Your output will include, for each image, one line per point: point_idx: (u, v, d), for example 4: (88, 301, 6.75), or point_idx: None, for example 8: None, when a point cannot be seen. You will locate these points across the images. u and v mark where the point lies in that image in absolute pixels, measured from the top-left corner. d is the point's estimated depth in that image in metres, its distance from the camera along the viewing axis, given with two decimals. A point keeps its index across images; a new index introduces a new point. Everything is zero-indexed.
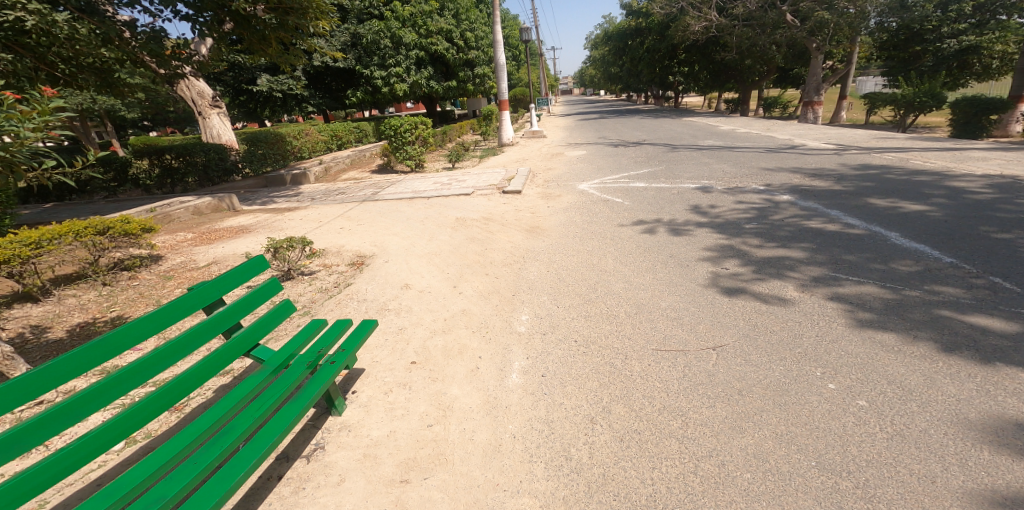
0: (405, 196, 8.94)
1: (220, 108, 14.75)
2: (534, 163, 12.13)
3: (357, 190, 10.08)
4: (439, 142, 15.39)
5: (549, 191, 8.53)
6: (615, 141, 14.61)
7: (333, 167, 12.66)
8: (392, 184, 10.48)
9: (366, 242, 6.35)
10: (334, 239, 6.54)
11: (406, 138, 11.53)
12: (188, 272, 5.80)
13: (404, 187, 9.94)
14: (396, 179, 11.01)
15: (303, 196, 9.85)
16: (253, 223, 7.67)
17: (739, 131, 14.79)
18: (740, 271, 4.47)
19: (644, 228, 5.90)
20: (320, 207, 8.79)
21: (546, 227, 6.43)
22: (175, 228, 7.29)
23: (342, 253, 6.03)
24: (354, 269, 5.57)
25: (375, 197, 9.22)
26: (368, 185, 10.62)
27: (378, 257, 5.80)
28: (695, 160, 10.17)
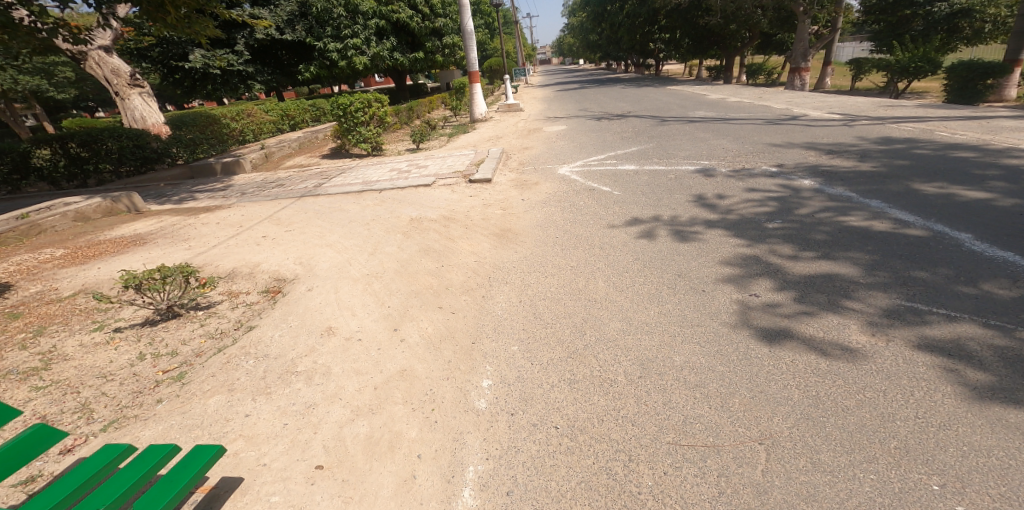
0: (352, 188, 7.44)
1: (142, 88, 12.70)
2: (506, 142, 10.61)
3: (298, 181, 8.49)
4: (400, 119, 13.61)
5: (523, 178, 7.13)
6: (598, 114, 13.20)
7: (275, 152, 10.90)
8: (340, 171, 8.91)
9: (289, 255, 4.94)
10: (251, 252, 5.12)
11: (357, 118, 9.86)
12: (40, 309, 4.38)
13: (354, 175, 8.40)
14: (347, 165, 9.41)
15: (232, 188, 8.27)
16: (152, 230, 6.12)
17: (732, 100, 13.50)
18: (777, 299, 3.28)
19: (639, 231, 4.66)
20: (247, 204, 7.25)
21: (518, 231, 5.12)
22: (45, 243, 5.72)
23: (253, 275, 4.63)
24: (264, 300, 4.23)
25: (318, 189, 7.69)
26: (312, 173, 9.02)
27: (300, 281, 4.44)
28: (689, 134, 8.84)
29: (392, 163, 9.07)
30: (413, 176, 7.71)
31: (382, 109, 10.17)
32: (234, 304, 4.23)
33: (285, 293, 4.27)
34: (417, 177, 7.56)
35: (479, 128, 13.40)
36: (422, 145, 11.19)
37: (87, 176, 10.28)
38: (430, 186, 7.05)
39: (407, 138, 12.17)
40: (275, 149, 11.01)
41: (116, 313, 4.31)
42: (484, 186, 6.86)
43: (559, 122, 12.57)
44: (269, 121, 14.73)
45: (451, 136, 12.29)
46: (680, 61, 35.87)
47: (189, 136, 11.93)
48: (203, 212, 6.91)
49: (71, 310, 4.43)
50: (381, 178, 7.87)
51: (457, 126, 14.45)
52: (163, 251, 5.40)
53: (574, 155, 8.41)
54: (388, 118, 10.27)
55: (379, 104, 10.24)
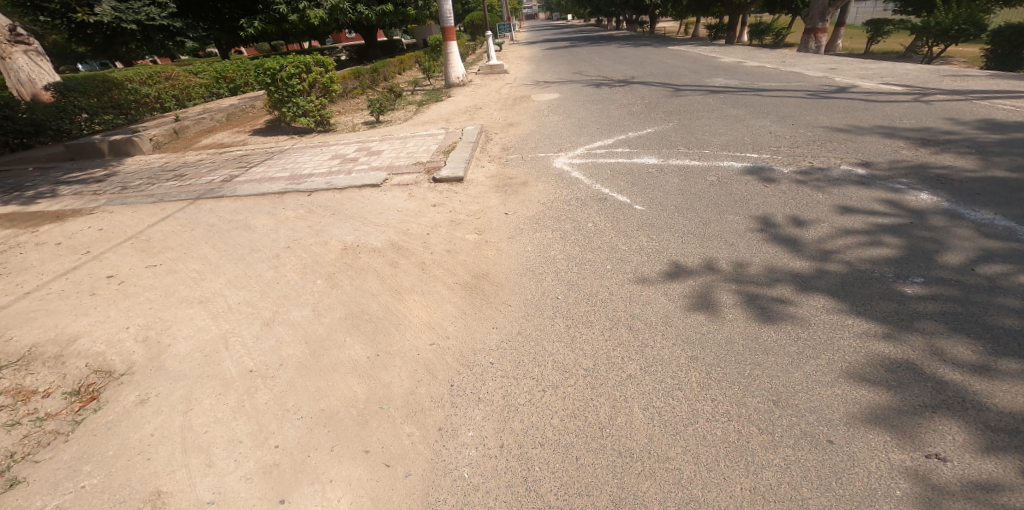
0: (274, 185, 5.47)
1: (30, 47, 10.26)
2: (484, 114, 8.60)
3: (208, 171, 6.43)
4: (358, 84, 11.40)
5: (505, 174, 5.28)
6: (597, 78, 11.15)
7: (190, 127, 8.92)
8: (267, 156, 6.87)
9: (133, 321, 3.08)
10: (80, 308, 3.23)
11: (293, 85, 7.71)
12: None
13: (282, 163, 6.37)
14: (279, 147, 7.35)
15: (113, 184, 6.35)
16: None
17: (754, 64, 11.54)
18: (995, 475, 1.71)
19: (689, 292, 3.01)
20: (116, 209, 5.30)
21: (498, 278, 3.38)
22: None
23: (59, 361, 2.79)
24: (63, 415, 2.48)
25: (228, 185, 5.69)
26: (230, 158, 6.99)
27: (134, 380, 2.66)
28: (713, 109, 7.00)
29: (337, 145, 7.04)
30: (360, 167, 5.77)
31: (327, 75, 8.06)
32: (9, 420, 2.44)
33: (103, 404, 2.52)
34: (365, 170, 5.63)
35: (454, 94, 11.20)
36: (381, 118, 9.07)
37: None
38: (380, 185, 5.16)
39: (365, 109, 9.99)
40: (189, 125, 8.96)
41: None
42: (453, 186, 4.99)
43: (550, 89, 10.48)
44: (198, 85, 12.28)
45: (418, 105, 10.12)
46: (678, 17, 32.99)
47: (80, 105, 9.61)
48: (51, 221, 5.01)
49: None
50: (317, 169, 5.89)
51: (428, 91, 12.18)
52: None
53: (571, 136, 6.52)
54: (336, 86, 8.18)
55: (323, 68, 8.11)
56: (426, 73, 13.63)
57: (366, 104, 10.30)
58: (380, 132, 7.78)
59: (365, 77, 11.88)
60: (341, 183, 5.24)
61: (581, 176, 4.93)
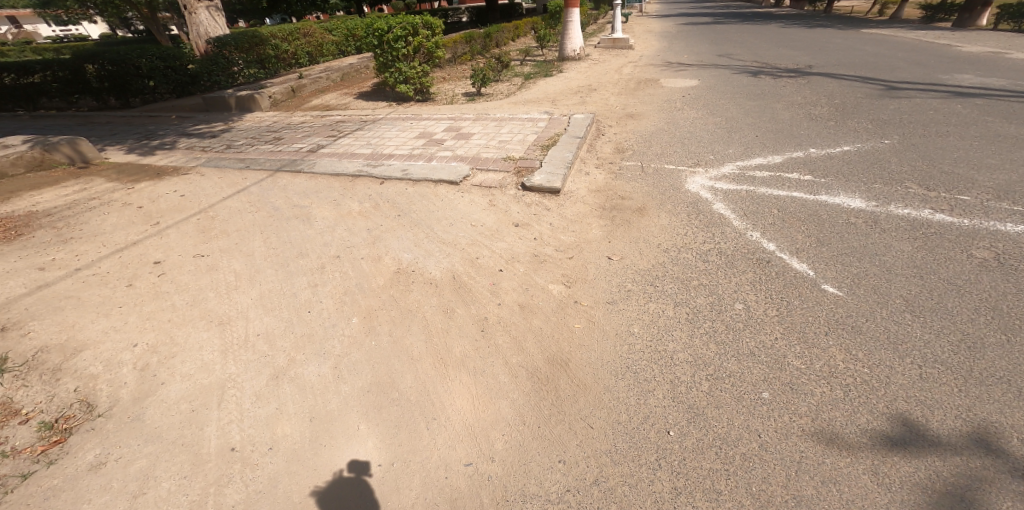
0: (352, 164, 4.75)
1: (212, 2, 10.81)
2: (600, 97, 7.24)
3: (300, 135, 5.98)
4: (469, 50, 10.62)
5: (616, 191, 4.08)
6: (751, 63, 8.98)
7: (306, 85, 8.60)
8: (360, 125, 6.29)
9: (142, 337, 2.47)
10: (106, 303, 2.72)
11: (397, 48, 7.07)
12: None
13: (369, 138, 5.69)
14: (375, 115, 6.79)
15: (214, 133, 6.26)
16: (50, 213, 3.92)
17: (1005, 59, 8.27)
18: None
19: (928, 483, 1.66)
20: (207, 172, 4.85)
21: (578, 372, 2.40)
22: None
23: (53, 374, 2.21)
24: (23, 454, 1.87)
25: (311, 157, 5.09)
26: (325, 124, 6.52)
27: (109, 433, 1.98)
28: (965, 123, 4.84)
29: (427, 122, 6.23)
30: (442, 154, 4.87)
31: (433, 39, 7.26)
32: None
33: (65, 455, 1.87)
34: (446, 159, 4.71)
35: (568, 70, 9.85)
36: (482, 90, 8.10)
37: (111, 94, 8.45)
38: (459, 181, 4.21)
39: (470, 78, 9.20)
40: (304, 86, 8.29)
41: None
42: (545, 199, 3.91)
43: (686, 72, 8.64)
44: (331, 42, 12.38)
45: (526, 79, 8.96)
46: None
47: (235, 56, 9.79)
48: (150, 179, 4.70)
49: None
50: (398, 150, 5.11)
51: (539, 63, 10.93)
52: (23, 264, 3.15)
53: (723, 141, 4.99)
54: (442, 53, 7.37)
55: (430, 31, 7.33)
56: (540, 43, 12.28)
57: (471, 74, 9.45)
58: (476, 109, 6.84)
59: (475, 42, 11.00)
60: (417, 175, 4.35)
61: (743, 211, 3.63)
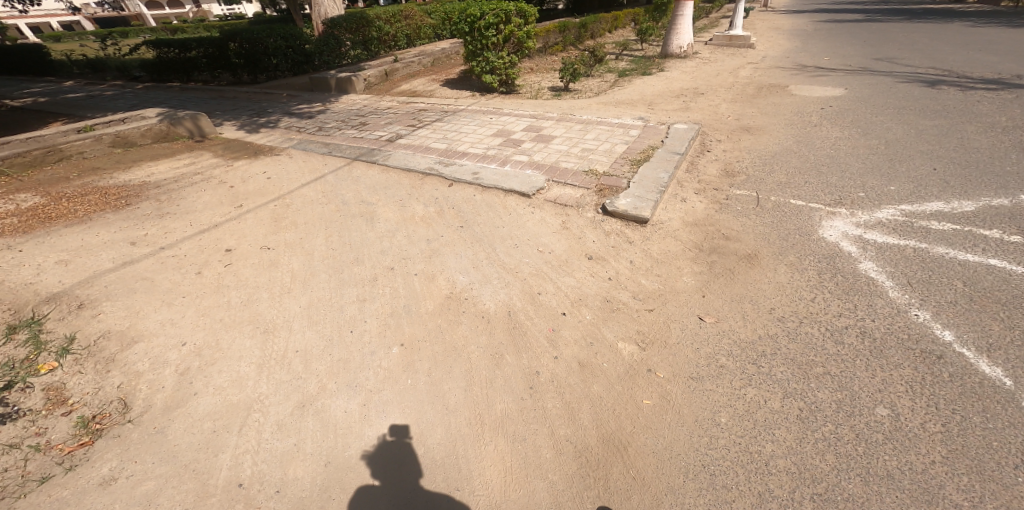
0: (425, 159, 4.31)
1: None
2: (713, 102, 6.28)
3: (381, 118, 5.67)
4: (562, 41, 10.02)
5: (719, 229, 3.41)
6: (919, 71, 7.25)
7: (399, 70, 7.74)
8: (440, 114, 5.63)
9: (192, 334, 2.43)
10: (172, 291, 2.74)
11: (487, 37, 6.59)
12: None
13: (446, 126, 5.16)
14: (456, 103, 6.11)
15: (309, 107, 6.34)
16: (159, 184, 4.15)
17: None
18: None
19: None
20: (294, 154, 4.79)
21: (638, 466, 1.89)
22: (19, 185, 3.83)
23: (106, 363, 2.23)
24: (52, 452, 1.83)
25: (388, 146, 4.74)
26: (406, 111, 5.87)
27: (133, 442, 1.91)
28: None
29: (506, 113, 5.62)
30: (519, 157, 4.27)
31: (525, 29, 6.66)
32: (12, 438, 1.88)
33: (84, 462, 1.81)
34: (522, 164, 4.12)
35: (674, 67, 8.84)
36: (572, 86, 7.41)
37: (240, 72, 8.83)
38: (532, 195, 3.67)
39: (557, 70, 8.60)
40: (400, 67, 7.83)
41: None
42: (626, 230, 3.36)
43: (825, 78, 7.24)
44: (428, 25, 12.26)
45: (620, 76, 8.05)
46: None
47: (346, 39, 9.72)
48: (247, 157, 4.74)
49: None
50: (475, 145, 4.57)
51: (638, 59, 9.77)
52: (122, 235, 3.33)
53: (886, 173, 3.93)
54: (532, 44, 6.78)
55: (523, 20, 6.72)
56: (641, 37, 10.89)
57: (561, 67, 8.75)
58: (562, 104, 6.10)
59: (569, 32, 10.40)
60: (489, 182, 3.84)
61: (910, 278, 2.76)
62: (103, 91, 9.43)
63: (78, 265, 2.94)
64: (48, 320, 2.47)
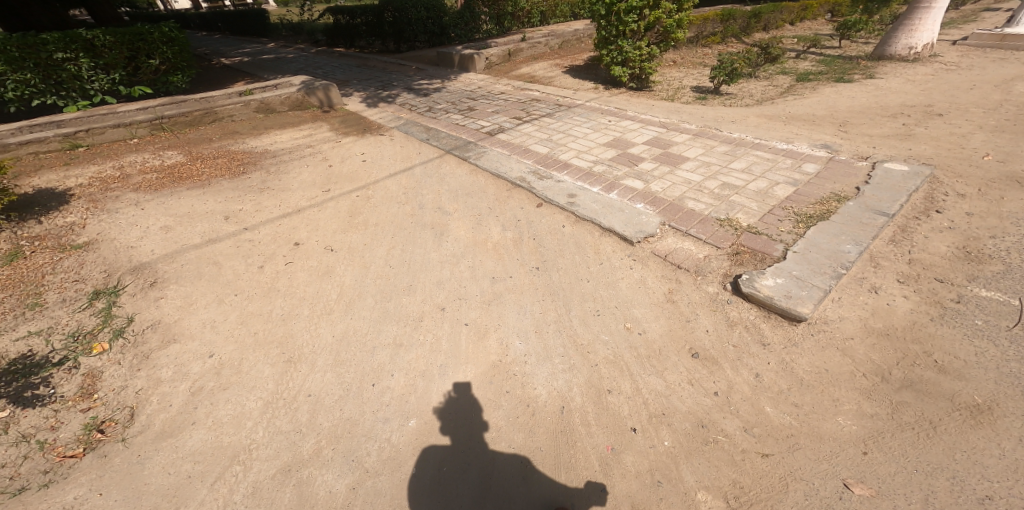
0: (519, 165, 3.65)
1: None
2: (953, 126, 4.29)
3: (490, 105, 5.13)
4: (726, 29, 8.19)
5: (933, 352, 2.13)
6: None
7: (521, 51, 6.88)
8: (554, 108, 4.85)
9: (222, 346, 2.36)
10: (224, 287, 2.67)
11: (624, 23, 5.22)
12: (58, 222, 3.22)
13: (555, 124, 4.39)
14: (574, 96, 5.22)
15: (429, 84, 6.09)
16: (276, 154, 4.24)
17: None
18: None
19: None
20: (397, 136, 4.57)
21: None
22: (173, 142, 4.27)
23: (140, 360, 2.27)
24: (42, 458, 1.85)
25: (485, 140, 4.18)
26: (518, 98, 5.27)
27: (111, 468, 1.83)
28: None
29: (632, 116, 4.61)
30: (629, 182, 3.38)
31: (676, 16, 5.23)
32: (30, 427, 1.96)
33: (59, 481, 1.78)
34: (632, 193, 3.25)
35: (890, 68, 6.49)
36: (726, 88, 5.88)
37: (387, 40, 8.77)
38: (635, 241, 2.85)
39: (711, 63, 6.99)
40: (526, 48, 6.98)
41: (80, 233, 3.16)
42: (760, 326, 2.37)
43: None
44: None
45: (799, 80, 6.07)
46: None
47: (484, 11, 8.87)
48: (356, 133, 4.66)
49: (64, 234, 3.15)
50: (582, 156, 3.75)
51: (829, 58, 7.20)
52: (219, 205, 3.42)
53: None
54: (682, 36, 5.31)
55: (676, 4, 5.27)
56: (841, 33, 7.97)
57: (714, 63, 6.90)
58: (705, 112, 4.79)
59: (733, 22, 8.33)
60: (583, 210, 3.09)
61: None
62: (279, 49, 10.60)
63: (170, 235, 3.08)
64: (124, 294, 2.65)
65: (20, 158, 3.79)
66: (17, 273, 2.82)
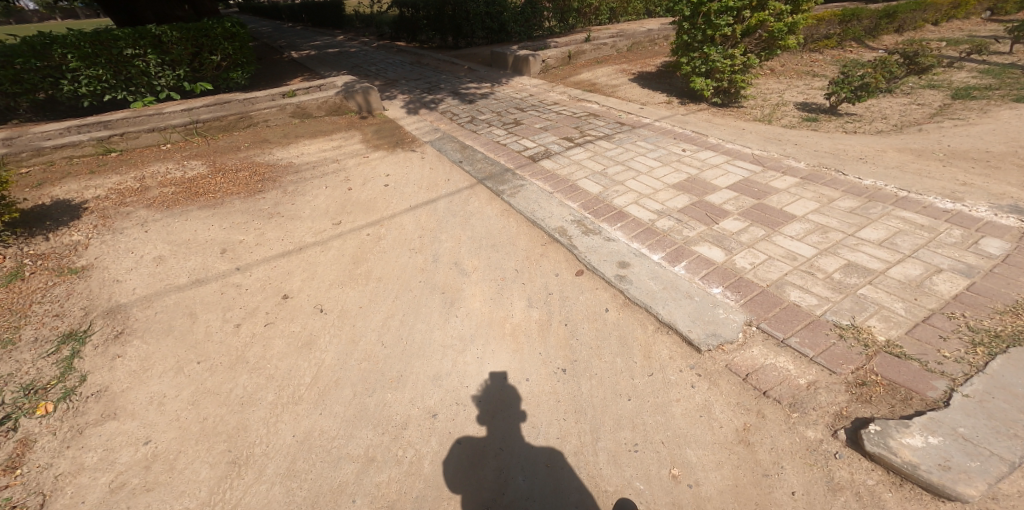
0: (561, 210, 2.98)
1: None
2: None
3: (538, 118, 4.40)
4: (849, 29, 6.69)
5: None
6: None
7: (585, 53, 6.05)
8: (616, 126, 4.04)
9: (162, 431, 2.00)
10: (196, 352, 2.36)
11: (712, 26, 4.22)
12: (64, 240, 3.05)
13: (614, 150, 3.59)
14: (644, 112, 4.33)
15: (479, 88, 5.47)
16: (298, 169, 3.87)
17: None
18: None
19: None
20: (429, 152, 4.02)
21: None
22: (201, 150, 4.05)
23: (71, 435, 1.97)
24: None
25: (526, 167, 3.50)
26: (576, 110, 4.49)
27: None
28: None
29: (715, 144, 3.67)
30: (702, 250, 2.62)
31: (786, 19, 4.16)
32: None
33: None
34: (707, 269, 2.51)
35: None
36: (846, 106, 4.65)
37: (446, 34, 8.25)
38: (703, 350, 2.11)
39: (825, 72, 5.67)
40: (589, 49, 6.10)
41: (81, 255, 2.97)
42: (879, 493, 1.52)
43: None
44: None
45: (954, 98, 4.65)
46: None
47: (547, 6, 8.09)
48: (386, 147, 4.17)
49: (66, 254, 2.98)
50: (643, 203, 2.99)
51: (998, 69, 5.52)
52: (223, 233, 3.11)
53: None
54: (792, 44, 4.24)
55: (790, 5, 4.20)
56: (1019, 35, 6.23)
57: (829, 73, 5.58)
58: (818, 142, 3.71)
59: (858, 22, 6.78)
60: (635, 291, 2.42)
61: None
62: (344, 42, 10.53)
63: (155, 270, 2.79)
64: (91, 343, 2.39)
65: (54, 162, 3.75)
66: (9, 299, 2.62)
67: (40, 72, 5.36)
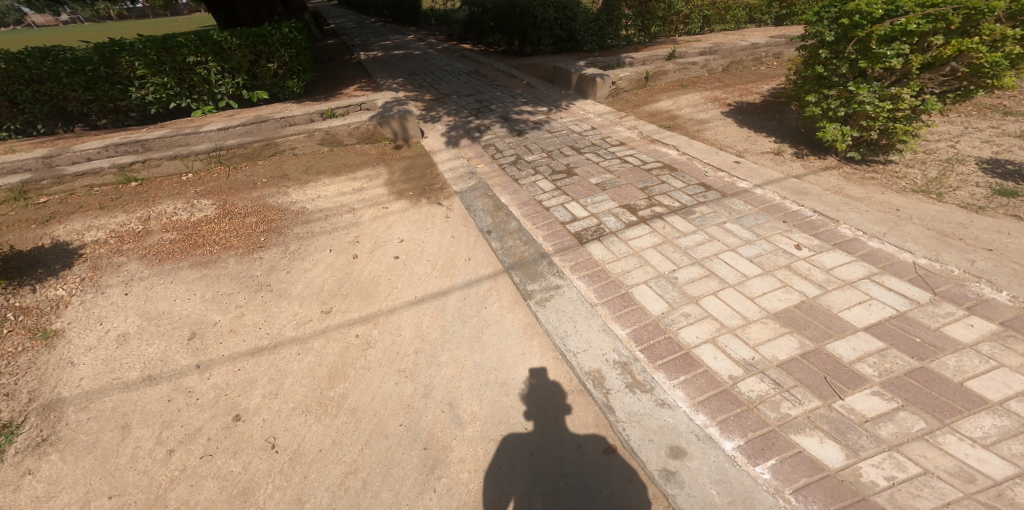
0: (601, 341, 2.18)
1: None
2: None
3: (596, 167, 3.52)
4: None
5: None
6: None
7: (667, 75, 4.98)
8: (700, 194, 3.07)
9: None
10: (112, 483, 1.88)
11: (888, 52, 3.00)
12: (48, 288, 2.76)
13: (692, 241, 2.67)
14: (742, 170, 3.27)
15: (535, 113, 4.65)
16: (309, 218, 3.37)
17: None
18: None
19: None
20: (455, 205, 3.34)
21: None
22: (217, 185, 3.74)
23: None
24: None
25: (566, 253, 2.72)
26: (648, 160, 3.55)
27: None
28: None
29: (851, 238, 2.57)
30: (808, 444, 1.64)
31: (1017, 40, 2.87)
32: None
33: None
34: (807, 478, 1.54)
35: None
36: None
37: (512, 39, 7.42)
38: None
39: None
40: (672, 70, 5.01)
41: (56, 317, 2.61)
42: None
43: None
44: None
45: None
46: None
47: (627, 12, 6.89)
48: (411, 192, 3.55)
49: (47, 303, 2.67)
50: (724, 346, 2.07)
51: None
52: (201, 304, 2.70)
53: None
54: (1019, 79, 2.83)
55: None
56: None
57: None
58: None
59: None
60: (684, 501, 1.54)
61: None
62: (411, 44, 10.12)
63: (112, 354, 2.42)
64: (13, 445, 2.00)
65: (74, 191, 3.61)
66: None
67: (111, 80, 5.45)
